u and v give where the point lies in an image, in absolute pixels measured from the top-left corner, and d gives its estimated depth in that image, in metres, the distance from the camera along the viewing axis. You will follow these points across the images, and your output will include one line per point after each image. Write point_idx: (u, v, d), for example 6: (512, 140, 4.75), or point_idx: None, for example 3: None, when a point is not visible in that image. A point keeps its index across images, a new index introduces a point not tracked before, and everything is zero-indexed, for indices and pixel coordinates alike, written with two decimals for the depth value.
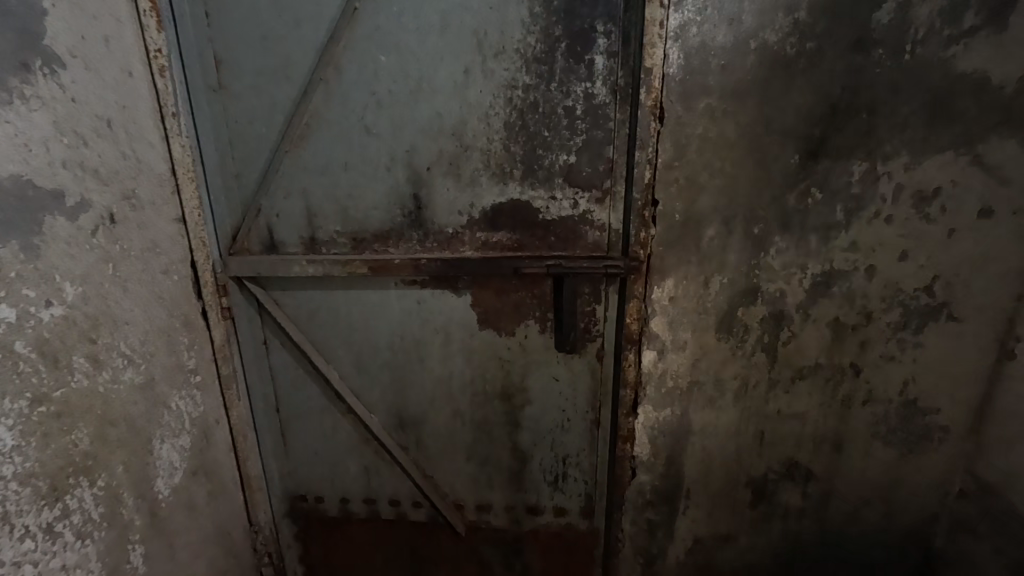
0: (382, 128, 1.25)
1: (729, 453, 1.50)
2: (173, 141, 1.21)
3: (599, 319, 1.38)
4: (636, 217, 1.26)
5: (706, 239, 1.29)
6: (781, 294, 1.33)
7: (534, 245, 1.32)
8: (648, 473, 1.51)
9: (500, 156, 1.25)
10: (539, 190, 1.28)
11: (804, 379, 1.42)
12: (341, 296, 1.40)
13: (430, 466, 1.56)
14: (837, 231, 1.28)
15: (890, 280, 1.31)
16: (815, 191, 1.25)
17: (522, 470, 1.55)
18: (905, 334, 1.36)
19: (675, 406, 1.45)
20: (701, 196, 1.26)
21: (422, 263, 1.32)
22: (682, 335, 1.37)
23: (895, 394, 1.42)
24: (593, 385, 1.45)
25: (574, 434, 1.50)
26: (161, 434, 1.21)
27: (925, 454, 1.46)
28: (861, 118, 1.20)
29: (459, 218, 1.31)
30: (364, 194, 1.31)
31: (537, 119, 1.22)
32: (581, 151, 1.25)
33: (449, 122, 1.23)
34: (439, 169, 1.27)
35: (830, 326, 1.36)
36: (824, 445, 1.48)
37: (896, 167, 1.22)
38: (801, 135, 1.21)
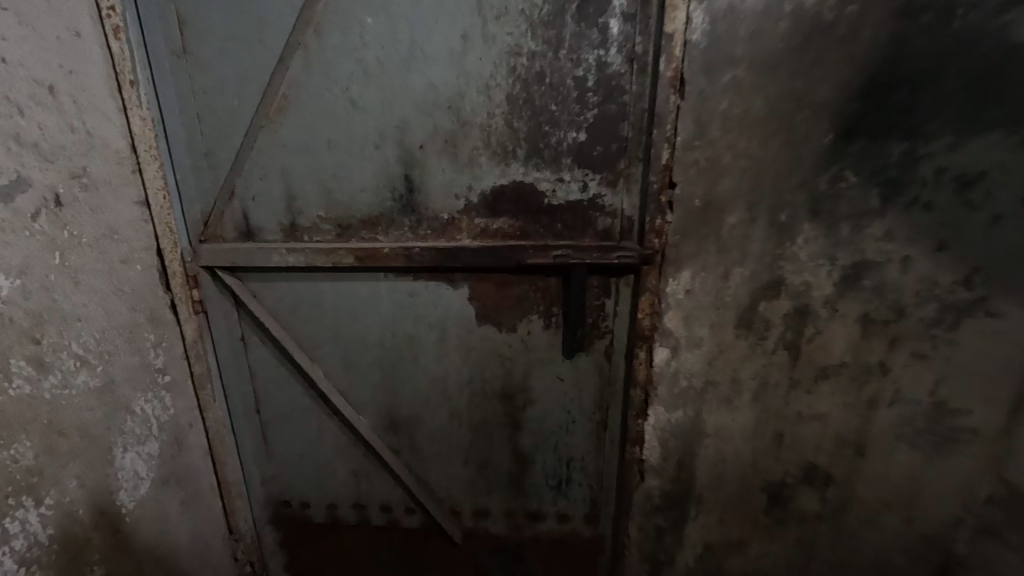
0: (370, 101, 1.11)
1: (744, 456, 1.40)
2: (131, 113, 1.07)
3: (608, 314, 1.28)
4: (653, 203, 1.14)
5: (727, 227, 1.17)
6: (807, 287, 1.22)
7: (539, 233, 1.19)
8: (658, 477, 1.41)
9: (502, 133, 1.12)
10: (545, 172, 1.14)
11: (827, 378, 1.32)
12: (326, 287, 1.27)
13: (424, 470, 1.45)
14: (870, 219, 1.16)
15: (925, 272, 1.20)
16: (849, 173, 1.13)
17: (523, 475, 1.44)
18: (938, 331, 1.25)
19: (688, 407, 1.34)
20: (723, 179, 1.13)
21: (414, 253, 1.19)
22: (698, 331, 1.26)
23: (924, 395, 1.32)
24: (600, 384, 1.35)
25: (579, 436, 1.40)
26: (123, 443, 1.09)
27: (951, 458, 1.37)
28: (903, 93, 1.07)
29: (455, 202, 1.18)
30: (349, 175, 1.17)
31: (543, 91, 1.09)
32: (593, 128, 1.11)
33: (444, 94, 1.09)
34: (434, 148, 1.13)
35: (857, 322, 1.25)
36: (845, 448, 1.39)
37: (939, 148, 1.10)
38: (836, 112, 1.09)
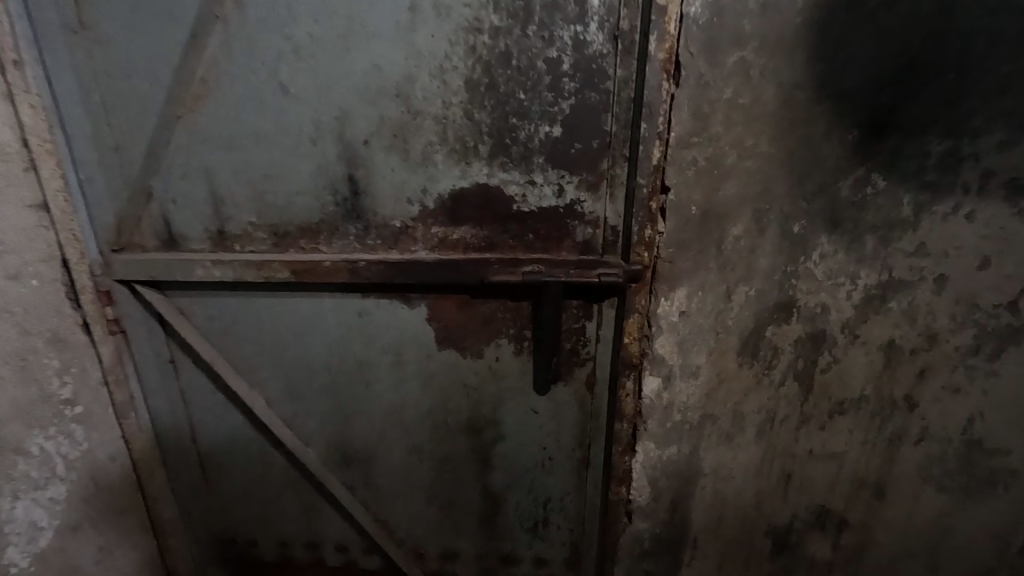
0: (303, 86, 0.93)
1: (747, 499, 1.22)
2: (18, 100, 0.89)
3: (589, 339, 1.11)
4: (641, 210, 0.96)
5: (729, 239, 0.99)
6: (823, 310, 1.04)
7: (507, 245, 1.01)
8: (648, 521, 1.22)
9: (460, 126, 0.93)
10: (513, 173, 0.96)
11: (844, 413, 1.14)
12: (263, 305, 1.10)
13: (383, 509, 1.29)
14: (901, 230, 0.98)
15: (964, 293, 1.02)
16: (877, 176, 0.94)
17: (494, 516, 1.27)
18: (976, 360, 1.07)
19: (683, 444, 1.16)
20: (726, 183, 0.95)
21: (360, 267, 1.01)
22: (694, 359, 1.08)
23: (956, 432, 1.14)
24: (581, 417, 1.17)
25: (557, 474, 1.22)
26: (14, 490, 0.93)
27: (983, 502, 1.19)
28: (947, 80, 0.88)
29: (408, 208, 1.00)
30: (283, 176, 1.00)
31: (510, 76, 0.90)
32: (570, 121, 0.93)
33: (391, 79, 0.91)
34: (380, 143, 0.95)
35: (881, 349, 1.07)
36: (862, 490, 1.21)
37: (987, 147, 0.91)
38: (863, 103, 0.90)
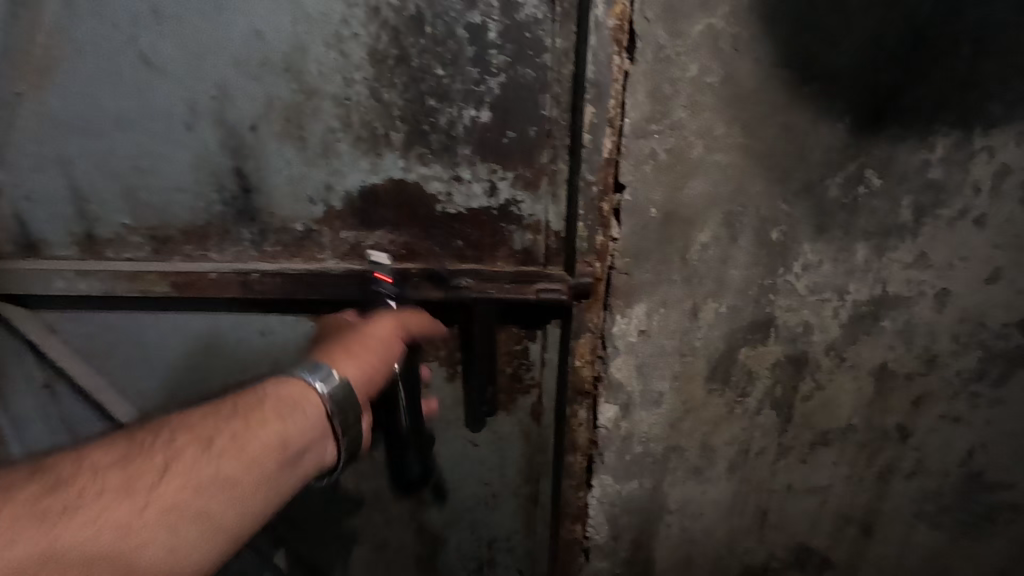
0: (169, 58, 0.75)
1: (717, 538, 1.07)
2: None
3: (533, 362, 0.94)
4: (591, 212, 0.79)
5: (696, 247, 0.83)
6: (805, 329, 0.89)
7: (431, 253, 0.85)
8: (607, 560, 1.08)
9: (367, 109, 0.76)
10: (434, 167, 0.79)
11: (828, 445, 0.98)
12: (148, 322, 0.92)
13: (307, 551, 1.14)
14: (899, 237, 0.82)
15: (969, 310, 0.86)
16: (872, 173, 0.78)
17: (433, 556, 1.13)
18: (979, 387, 0.92)
19: (645, 478, 1.01)
20: (691, 180, 0.79)
21: (253, 280, 0.84)
22: (656, 386, 0.93)
23: (954, 465, 0.98)
24: (527, 449, 1.02)
25: (502, 512, 1.08)
26: None
27: (982, 541, 1.04)
28: (961, 57, 0.72)
29: (311, 208, 0.83)
30: (156, 168, 0.81)
31: (424, 47, 0.73)
32: (500, 104, 0.76)
33: (278, 50, 0.73)
34: (271, 129, 0.78)
35: (872, 374, 0.92)
36: (848, 528, 1.05)
37: (1005, 139, 0.76)
38: (859, 84, 0.74)
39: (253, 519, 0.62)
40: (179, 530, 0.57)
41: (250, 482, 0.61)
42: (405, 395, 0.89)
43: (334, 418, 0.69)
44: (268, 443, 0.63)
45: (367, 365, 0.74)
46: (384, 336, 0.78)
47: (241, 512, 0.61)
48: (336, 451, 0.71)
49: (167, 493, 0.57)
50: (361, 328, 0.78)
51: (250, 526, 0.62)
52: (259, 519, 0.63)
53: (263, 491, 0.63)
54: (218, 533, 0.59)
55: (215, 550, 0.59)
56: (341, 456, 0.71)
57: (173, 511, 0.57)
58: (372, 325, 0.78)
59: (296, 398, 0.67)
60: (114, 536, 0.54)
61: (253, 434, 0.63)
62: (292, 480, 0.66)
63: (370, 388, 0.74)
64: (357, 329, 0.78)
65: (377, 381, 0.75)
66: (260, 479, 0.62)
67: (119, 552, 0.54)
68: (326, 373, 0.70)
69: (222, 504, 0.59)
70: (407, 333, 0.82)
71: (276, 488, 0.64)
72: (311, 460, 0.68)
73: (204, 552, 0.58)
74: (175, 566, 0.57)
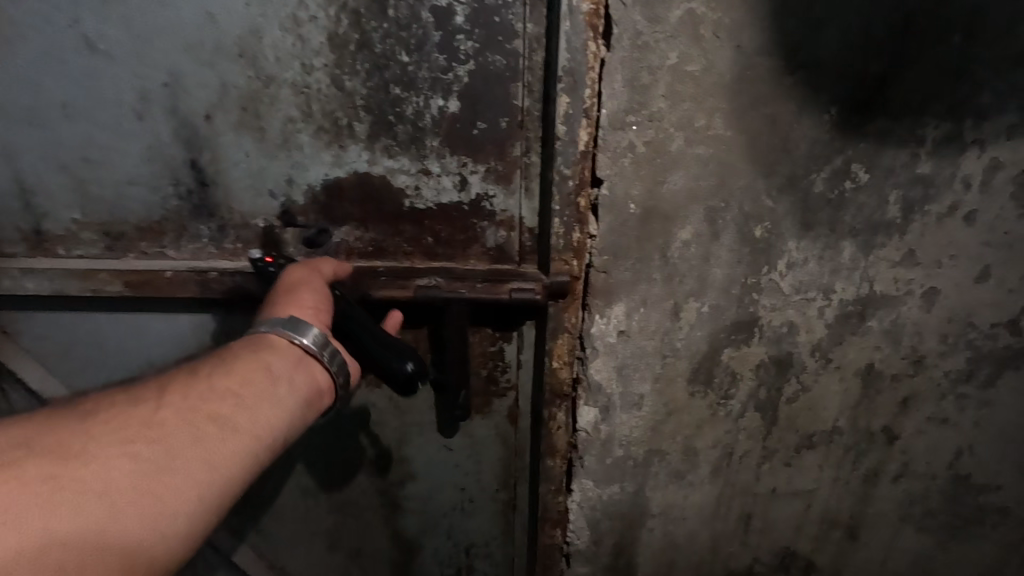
0: (115, 42, 0.70)
1: (701, 543, 1.04)
2: None
3: (509, 364, 0.91)
4: (567, 208, 0.75)
5: (676, 244, 0.79)
6: (790, 330, 0.86)
7: (400, 251, 0.81)
8: (588, 565, 1.05)
9: (328, 98, 0.72)
10: (401, 160, 0.75)
11: (813, 448, 0.95)
12: (104, 324, 0.87)
13: (278, 558, 1.10)
14: (886, 235, 0.79)
15: (958, 309, 0.83)
16: (859, 168, 0.75)
17: (409, 561, 1.10)
18: (968, 389, 0.89)
19: (626, 482, 0.97)
20: (670, 174, 0.75)
21: (210, 280, 0.80)
22: (636, 388, 0.89)
23: (941, 468, 0.95)
24: (504, 454, 0.99)
25: (479, 517, 1.05)
26: None
27: (969, 544, 1.02)
28: (951, 45, 0.69)
29: (272, 203, 0.78)
30: (106, 160, 0.77)
31: (387, 31, 0.68)
32: (469, 92, 0.72)
33: (231, 34, 0.69)
34: (227, 119, 0.73)
35: (857, 376, 0.89)
36: (833, 531, 1.02)
37: (996, 132, 0.73)
38: (846, 74, 0.70)
39: (278, 414, 0.63)
40: (197, 431, 0.58)
41: (260, 379, 0.64)
42: (372, 338, 0.72)
43: (330, 367, 0.69)
44: (250, 365, 0.64)
45: (299, 307, 0.69)
46: (305, 278, 0.72)
47: (255, 414, 0.62)
48: (330, 378, 0.70)
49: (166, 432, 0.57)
50: (276, 284, 0.72)
51: (276, 422, 0.63)
52: (285, 417, 0.64)
53: (278, 388, 0.64)
54: (239, 434, 0.60)
55: (242, 445, 0.60)
56: (342, 386, 0.71)
57: (190, 410, 0.59)
58: (297, 267, 0.73)
59: (259, 337, 0.68)
60: (139, 433, 0.56)
61: (228, 366, 0.64)
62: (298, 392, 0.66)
63: (327, 319, 0.71)
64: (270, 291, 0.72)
65: (327, 315, 0.71)
66: (269, 378, 0.64)
67: (149, 445, 0.56)
68: (303, 328, 0.68)
69: (239, 398, 0.62)
70: (328, 276, 0.75)
71: (290, 387, 0.65)
72: (314, 375, 0.68)
73: (234, 440, 0.59)
74: (209, 481, 0.57)
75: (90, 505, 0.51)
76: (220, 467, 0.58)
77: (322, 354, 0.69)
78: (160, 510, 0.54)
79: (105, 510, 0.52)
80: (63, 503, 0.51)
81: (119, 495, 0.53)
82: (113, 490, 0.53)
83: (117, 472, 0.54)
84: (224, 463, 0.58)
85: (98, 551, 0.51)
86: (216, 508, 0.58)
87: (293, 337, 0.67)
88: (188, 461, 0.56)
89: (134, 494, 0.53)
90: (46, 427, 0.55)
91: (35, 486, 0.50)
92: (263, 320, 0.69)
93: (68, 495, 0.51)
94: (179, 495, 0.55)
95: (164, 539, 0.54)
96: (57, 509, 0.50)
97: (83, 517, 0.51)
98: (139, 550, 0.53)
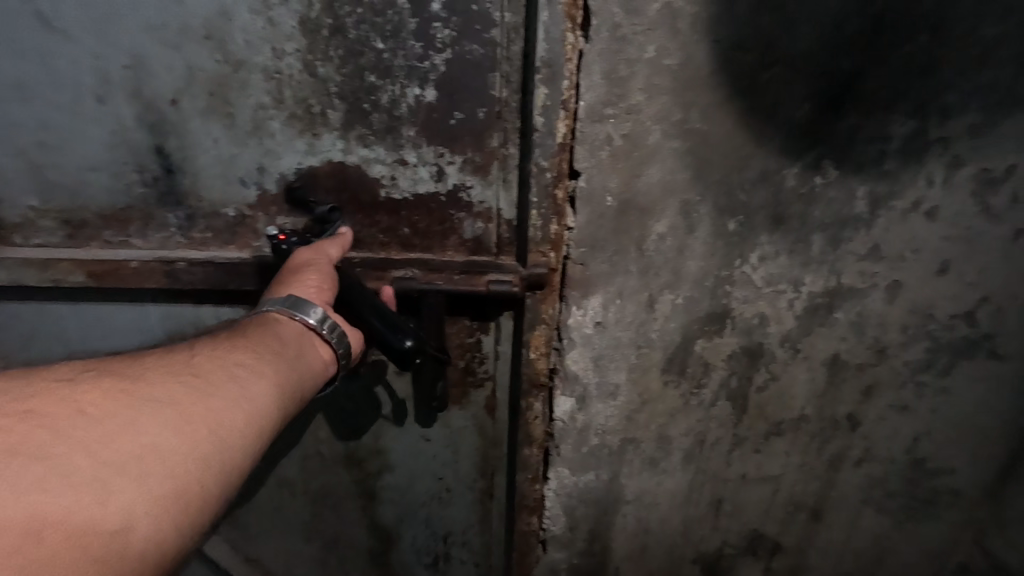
0: (73, 21, 0.67)
1: (673, 528, 1.06)
2: None
3: (487, 356, 0.91)
4: (545, 200, 0.76)
5: (652, 237, 0.80)
6: (761, 321, 0.88)
7: (376, 242, 0.80)
8: (564, 550, 1.07)
9: (301, 84, 0.70)
10: (377, 149, 0.74)
11: (781, 435, 0.98)
12: (67, 314, 0.84)
13: (254, 547, 1.09)
14: (853, 229, 0.81)
15: (919, 302, 0.86)
16: (829, 164, 0.77)
17: (387, 550, 1.10)
18: (926, 377, 0.93)
19: (602, 470, 0.99)
20: (647, 167, 0.76)
21: (179, 270, 0.78)
22: (612, 378, 0.91)
23: (900, 452, 0.99)
24: (481, 444, 0.99)
25: (457, 506, 1.05)
26: None
27: (924, 525, 1.06)
28: (918, 44, 0.70)
29: (244, 193, 0.77)
30: (64, 144, 0.73)
31: (361, 16, 0.67)
32: (446, 82, 0.71)
33: (197, 14, 0.66)
34: (194, 104, 0.71)
35: (824, 366, 0.92)
36: (798, 514, 1.06)
37: (959, 130, 0.75)
38: (818, 70, 0.72)
39: (298, 367, 0.64)
40: (228, 372, 0.58)
41: (274, 340, 0.64)
42: (380, 320, 0.71)
43: (333, 343, 0.70)
44: (265, 332, 0.65)
45: (303, 287, 0.69)
46: (311, 259, 0.72)
47: (277, 365, 0.62)
48: (332, 351, 0.71)
49: (199, 371, 0.57)
50: (286, 263, 0.73)
51: (298, 376, 0.64)
52: (305, 371, 0.65)
53: (292, 349, 0.65)
54: (267, 379, 0.60)
55: (268, 389, 0.59)
56: (344, 359, 0.72)
57: (223, 357, 0.60)
58: (300, 249, 0.73)
59: (265, 318, 0.68)
60: (183, 370, 0.57)
61: (243, 333, 0.64)
62: (309, 363, 0.66)
63: (330, 299, 0.71)
64: (282, 267, 0.73)
65: (331, 294, 0.71)
66: (283, 342, 0.65)
67: (196, 378, 0.56)
68: (305, 306, 0.68)
69: (263, 350, 0.63)
70: (335, 257, 0.74)
71: (300, 353, 0.66)
72: (317, 350, 0.69)
73: (265, 382, 0.59)
74: (245, 413, 0.56)
75: (157, 417, 0.51)
76: (265, 396, 0.58)
77: (322, 328, 0.69)
78: (214, 431, 0.53)
79: (173, 421, 0.51)
80: (134, 413, 0.50)
81: (183, 411, 0.52)
82: (178, 406, 0.52)
83: (166, 397, 0.53)
84: (265, 398, 0.58)
85: (175, 457, 0.49)
86: (266, 437, 0.57)
87: (296, 315, 0.68)
88: (226, 392, 0.56)
89: (197, 411, 0.53)
90: (94, 364, 0.55)
91: (104, 400, 0.50)
92: (267, 298, 0.69)
93: (138, 406, 0.51)
94: (221, 419, 0.54)
95: (221, 459, 0.52)
96: (132, 418, 0.50)
97: (145, 428, 0.49)
98: (206, 465, 0.51)
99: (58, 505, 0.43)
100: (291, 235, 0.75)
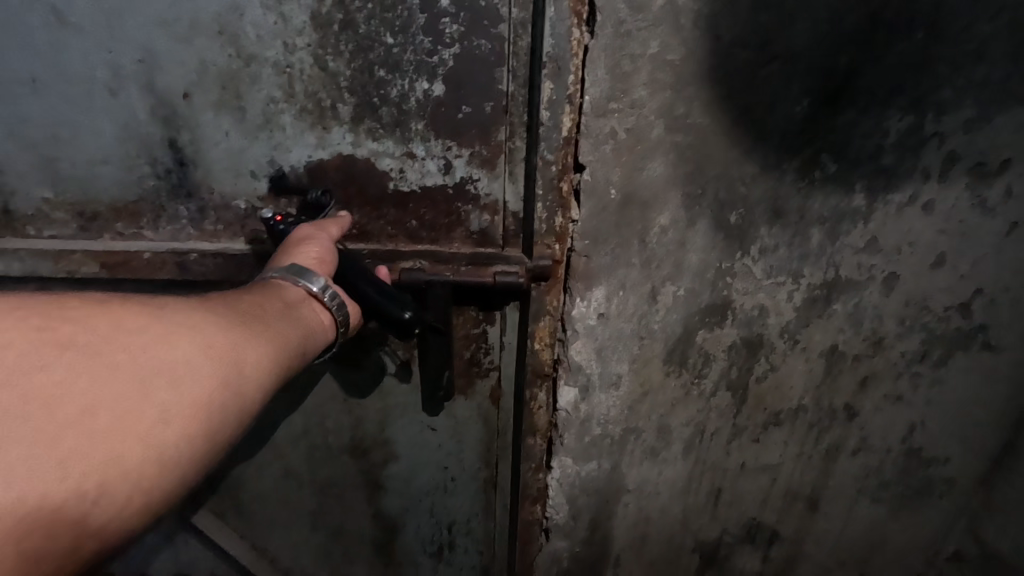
0: (86, 15, 0.68)
1: (673, 516, 1.08)
2: None
3: (492, 347, 0.93)
4: (550, 192, 0.77)
5: (655, 230, 0.82)
6: (760, 313, 0.90)
7: (384, 234, 0.82)
8: (565, 539, 1.09)
9: (312, 78, 0.71)
10: (386, 143, 0.76)
11: (779, 425, 1.00)
12: None
13: (261, 537, 1.11)
14: (851, 222, 0.83)
15: (915, 294, 0.88)
16: (827, 158, 0.79)
17: (391, 539, 1.12)
18: (921, 368, 0.95)
19: (604, 460, 1.01)
20: (650, 162, 0.77)
21: (191, 261, 0.79)
22: (615, 368, 0.92)
23: (895, 442, 1.02)
24: (486, 434, 1.01)
25: (461, 495, 1.07)
26: None
27: (918, 514, 1.09)
28: (914, 42, 0.72)
29: (255, 185, 0.78)
30: (76, 137, 0.75)
31: (371, 12, 0.68)
32: (454, 77, 0.72)
33: (209, 9, 0.68)
34: (206, 98, 0.72)
35: (822, 357, 0.94)
36: (795, 503, 1.08)
37: (954, 125, 0.76)
38: (818, 66, 0.73)
39: (302, 326, 0.64)
40: (239, 320, 0.57)
41: (280, 301, 0.64)
42: (376, 292, 0.73)
43: (333, 310, 0.69)
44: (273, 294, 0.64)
45: (304, 257, 0.70)
46: (311, 235, 0.72)
47: (284, 323, 0.61)
48: (332, 318, 0.70)
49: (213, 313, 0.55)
50: (283, 241, 0.73)
51: (303, 335, 0.63)
52: (308, 330, 0.64)
53: (296, 310, 0.65)
54: (275, 334, 0.59)
55: (276, 343, 0.58)
56: (342, 328, 0.71)
57: (234, 306, 0.59)
58: (303, 225, 0.74)
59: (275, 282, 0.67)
60: (198, 311, 0.55)
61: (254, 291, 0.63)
62: (314, 324, 0.66)
63: (329, 272, 0.72)
64: (280, 246, 0.73)
65: (331, 267, 0.72)
66: (286, 303, 0.65)
67: (210, 321, 0.54)
68: (309, 275, 0.68)
69: (267, 308, 0.61)
70: (335, 236, 0.75)
71: (303, 314, 0.65)
72: (317, 315, 0.68)
73: (273, 336, 0.58)
74: (253, 365, 0.54)
75: (169, 355, 0.49)
76: (270, 355, 0.57)
77: (323, 295, 0.68)
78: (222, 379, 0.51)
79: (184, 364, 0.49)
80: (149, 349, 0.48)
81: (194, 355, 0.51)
82: (190, 347, 0.51)
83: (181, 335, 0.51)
84: (273, 352, 0.57)
85: (181, 405, 0.48)
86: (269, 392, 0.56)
87: (299, 281, 0.67)
88: (238, 340, 0.54)
89: (209, 357, 0.51)
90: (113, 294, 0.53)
91: (119, 331, 0.48)
92: (270, 268, 0.69)
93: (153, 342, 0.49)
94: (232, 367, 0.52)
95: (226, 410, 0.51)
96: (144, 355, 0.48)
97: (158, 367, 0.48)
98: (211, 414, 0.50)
99: (52, 450, 0.41)
100: (287, 217, 0.75)
